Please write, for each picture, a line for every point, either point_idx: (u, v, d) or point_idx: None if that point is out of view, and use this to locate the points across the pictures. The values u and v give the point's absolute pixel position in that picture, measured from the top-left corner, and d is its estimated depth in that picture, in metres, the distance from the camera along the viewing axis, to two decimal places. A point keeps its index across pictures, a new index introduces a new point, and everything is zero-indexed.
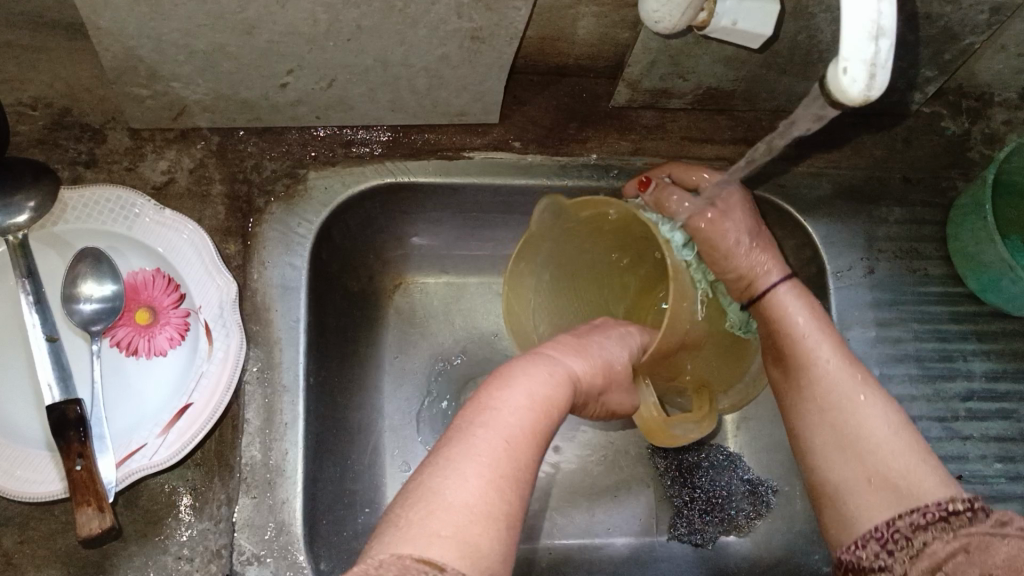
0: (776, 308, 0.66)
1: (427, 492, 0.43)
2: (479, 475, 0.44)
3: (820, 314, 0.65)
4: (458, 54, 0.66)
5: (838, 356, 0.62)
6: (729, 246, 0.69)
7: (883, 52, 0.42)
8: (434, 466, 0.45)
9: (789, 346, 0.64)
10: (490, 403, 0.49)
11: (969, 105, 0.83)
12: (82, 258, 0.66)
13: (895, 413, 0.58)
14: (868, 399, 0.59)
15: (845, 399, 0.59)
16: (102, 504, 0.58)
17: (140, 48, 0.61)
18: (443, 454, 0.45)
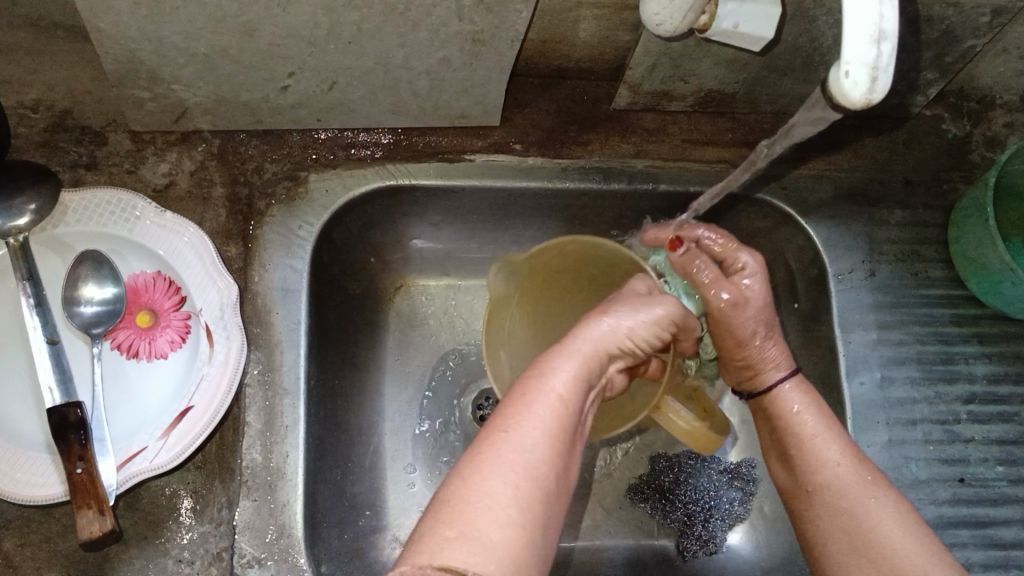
0: (777, 404, 0.64)
1: (451, 498, 0.43)
2: (506, 481, 0.44)
3: (824, 408, 0.63)
4: (460, 57, 0.66)
5: (844, 450, 0.59)
6: (745, 336, 0.65)
7: (885, 56, 0.42)
8: (463, 468, 0.45)
9: (792, 443, 0.61)
10: (518, 402, 0.49)
11: (970, 108, 0.83)
12: (82, 261, 0.66)
13: (909, 516, 0.55)
14: (880, 503, 0.56)
15: (857, 503, 0.56)
16: (103, 506, 0.58)
17: (141, 51, 0.61)
18: (472, 457, 0.46)
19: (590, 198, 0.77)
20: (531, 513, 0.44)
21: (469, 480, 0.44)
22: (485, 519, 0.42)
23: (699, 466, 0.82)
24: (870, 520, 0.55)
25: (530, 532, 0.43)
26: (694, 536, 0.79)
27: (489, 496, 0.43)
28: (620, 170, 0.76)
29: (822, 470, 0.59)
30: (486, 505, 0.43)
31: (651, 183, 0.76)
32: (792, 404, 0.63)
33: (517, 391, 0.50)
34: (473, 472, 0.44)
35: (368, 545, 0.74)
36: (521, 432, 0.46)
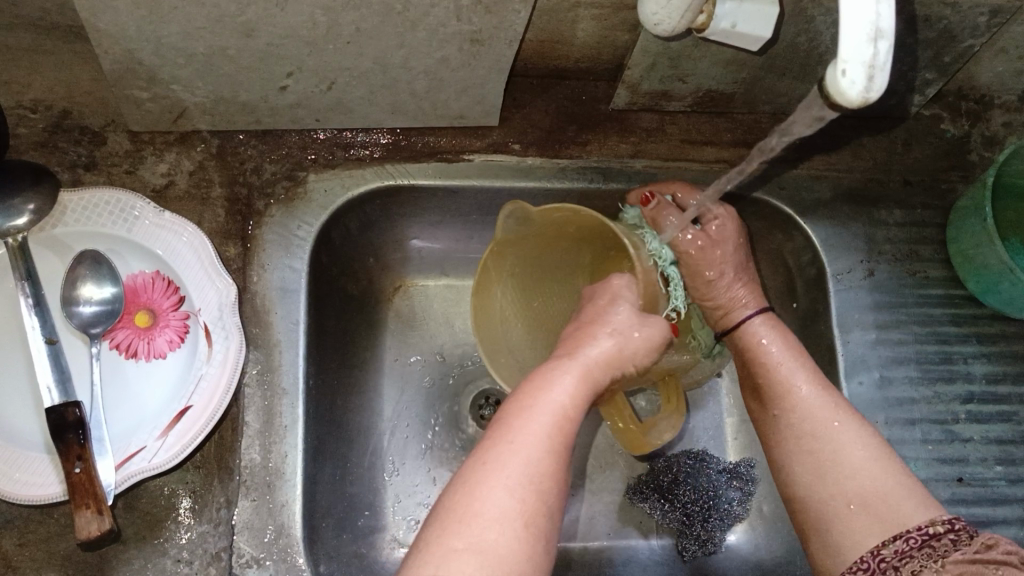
0: (749, 340, 0.69)
1: (460, 508, 0.47)
2: (505, 496, 0.48)
3: (791, 342, 0.68)
4: (458, 57, 0.66)
5: (811, 382, 0.64)
6: (711, 278, 0.71)
7: (882, 54, 0.42)
8: (465, 483, 0.49)
9: (763, 374, 0.66)
10: (516, 415, 0.52)
11: (968, 108, 0.83)
12: (80, 260, 0.66)
13: (871, 436, 0.59)
14: (843, 425, 0.60)
15: (823, 425, 0.61)
16: (102, 507, 0.58)
17: (140, 51, 0.61)
18: (475, 472, 0.49)
19: (589, 197, 0.77)
20: (534, 525, 0.48)
21: (475, 493, 0.48)
22: (493, 535, 0.46)
23: (699, 466, 0.82)
24: (832, 443, 0.59)
25: (532, 536, 0.47)
26: (693, 536, 0.79)
27: (493, 512, 0.47)
28: (618, 170, 0.76)
29: (789, 394, 0.64)
30: (493, 518, 0.47)
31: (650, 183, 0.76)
32: (767, 346, 0.67)
33: (516, 404, 0.53)
34: (479, 486, 0.48)
35: (366, 545, 0.74)
36: (523, 445, 0.50)
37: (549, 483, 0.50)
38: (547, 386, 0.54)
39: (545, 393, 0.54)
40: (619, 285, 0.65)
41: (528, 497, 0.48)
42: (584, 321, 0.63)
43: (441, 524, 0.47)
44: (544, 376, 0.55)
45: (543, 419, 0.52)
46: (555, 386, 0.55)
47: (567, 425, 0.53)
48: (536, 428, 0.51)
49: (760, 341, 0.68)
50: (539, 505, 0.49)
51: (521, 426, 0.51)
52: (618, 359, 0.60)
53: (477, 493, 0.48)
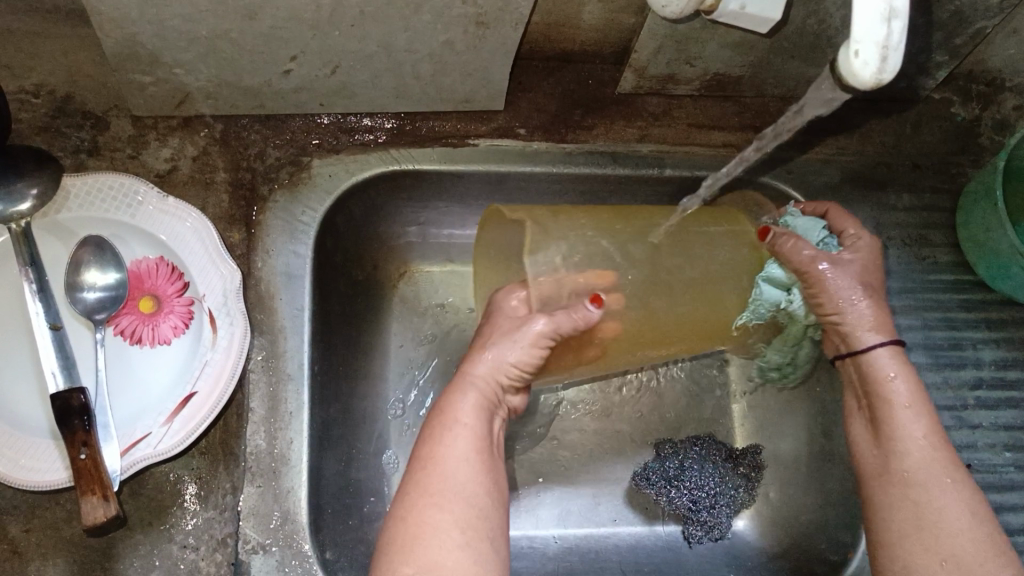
0: (869, 371, 0.62)
1: (399, 538, 0.52)
2: (437, 520, 0.52)
3: (918, 386, 0.61)
4: (463, 40, 0.65)
5: (927, 431, 0.59)
6: (838, 305, 0.63)
7: (896, 34, 0.41)
8: (400, 519, 0.53)
9: (881, 409, 0.61)
10: (428, 447, 0.57)
11: (979, 90, 0.82)
12: (84, 244, 0.65)
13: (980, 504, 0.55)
14: (957, 485, 0.56)
15: (933, 481, 0.56)
16: (107, 492, 0.58)
17: (142, 34, 0.60)
18: (405, 509, 0.53)
19: (595, 182, 0.77)
20: (473, 535, 0.52)
21: (411, 521, 0.52)
22: (435, 551, 0.50)
23: (705, 453, 0.82)
24: (936, 497, 0.56)
25: (473, 540, 0.51)
26: (699, 523, 0.79)
27: (444, 553, 0.50)
28: (625, 156, 0.76)
29: (904, 436, 0.59)
30: (441, 554, 0.50)
31: (657, 168, 0.76)
32: (892, 381, 0.61)
33: (431, 432, 0.58)
34: (418, 524, 0.52)
35: (373, 531, 0.73)
36: (447, 471, 0.55)
37: (477, 497, 0.54)
38: (450, 409, 0.59)
39: (448, 423, 0.58)
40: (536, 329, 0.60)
41: (470, 530, 0.52)
42: (484, 332, 0.64)
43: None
44: (450, 397, 0.60)
45: (455, 443, 0.56)
46: (456, 411, 0.59)
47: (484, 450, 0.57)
48: (451, 459, 0.55)
49: (889, 375, 0.62)
50: (486, 533, 0.53)
51: (446, 467, 0.55)
52: (504, 372, 0.62)
53: (414, 523, 0.52)
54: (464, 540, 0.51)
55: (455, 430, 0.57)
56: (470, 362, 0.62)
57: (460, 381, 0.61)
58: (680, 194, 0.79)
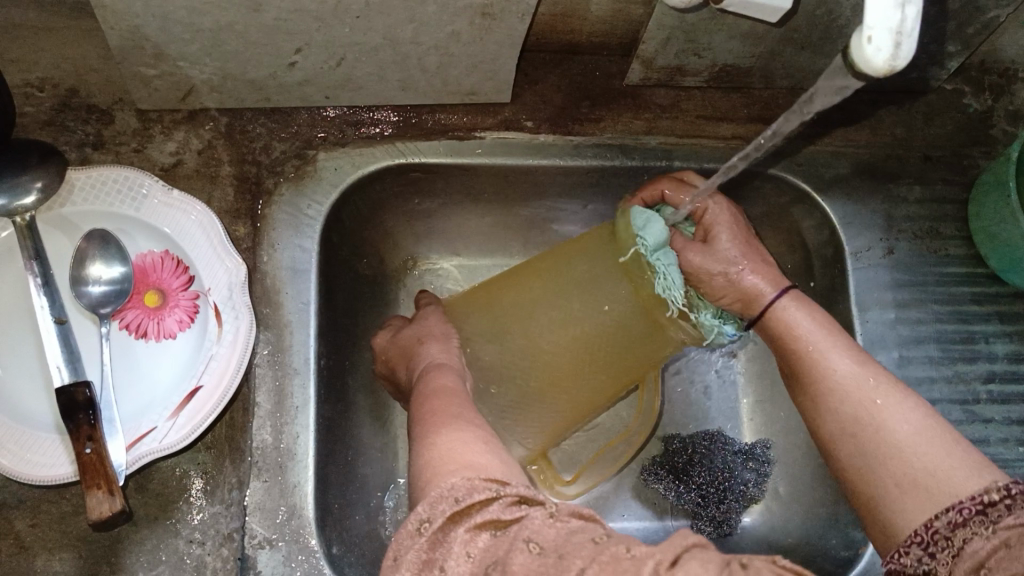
0: (778, 326, 0.63)
1: (423, 455, 0.48)
2: (463, 432, 0.49)
3: (825, 321, 0.61)
4: (469, 31, 0.64)
5: (847, 354, 0.58)
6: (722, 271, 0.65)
7: (910, 20, 0.41)
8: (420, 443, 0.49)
9: (800, 362, 0.59)
10: (426, 403, 0.55)
11: (991, 81, 0.81)
12: (89, 238, 0.65)
13: (918, 404, 0.52)
14: (887, 400, 0.53)
15: (863, 402, 0.54)
16: (112, 487, 0.58)
17: (146, 26, 0.60)
18: (420, 439, 0.50)
19: (603, 175, 0.76)
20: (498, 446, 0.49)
21: (431, 439, 0.49)
22: (468, 450, 0.47)
23: (714, 447, 0.81)
24: (874, 415, 0.53)
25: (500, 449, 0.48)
26: (708, 518, 0.78)
27: (474, 446, 0.47)
28: (632, 147, 0.75)
29: (821, 366, 0.58)
30: (463, 444, 0.47)
31: (666, 160, 0.75)
32: (798, 317, 0.62)
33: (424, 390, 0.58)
34: (438, 434, 0.49)
35: (379, 525, 0.73)
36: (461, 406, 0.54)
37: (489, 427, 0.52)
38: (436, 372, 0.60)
39: (435, 390, 0.57)
40: (449, 343, 0.66)
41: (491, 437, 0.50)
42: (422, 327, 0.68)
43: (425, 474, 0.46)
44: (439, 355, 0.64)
45: (455, 401, 0.55)
46: (443, 383, 0.58)
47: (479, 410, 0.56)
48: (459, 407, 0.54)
49: (785, 321, 0.62)
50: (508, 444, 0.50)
51: (455, 405, 0.54)
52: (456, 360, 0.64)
53: (435, 438, 0.49)
54: (485, 442, 0.48)
55: (447, 394, 0.56)
56: (426, 346, 0.65)
57: (436, 362, 0.62)
58: None
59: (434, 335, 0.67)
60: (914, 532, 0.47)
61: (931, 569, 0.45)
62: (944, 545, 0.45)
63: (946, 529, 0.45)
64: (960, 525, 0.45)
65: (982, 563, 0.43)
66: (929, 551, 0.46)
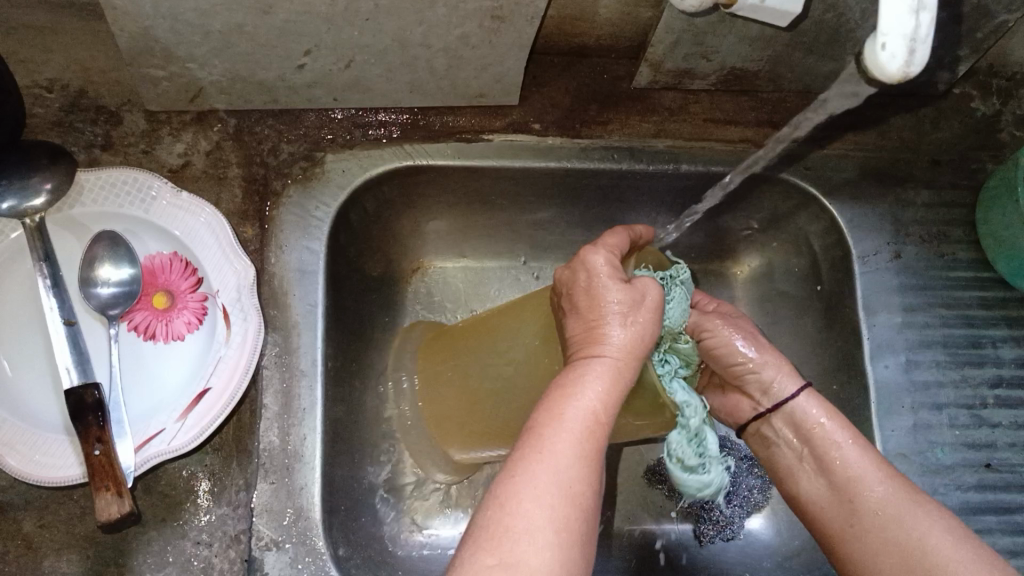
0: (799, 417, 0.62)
1: (491, 524, 0.44)
2: (541, 504, 0.45)
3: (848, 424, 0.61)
4: (479, 33, 0.65)
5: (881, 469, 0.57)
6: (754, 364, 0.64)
7: (924, 27, 0.41)
8: (494, 499, 0.46)
9: (836, 469, 0.58)
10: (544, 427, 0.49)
11: (999, 85, 0.81)
12: (98, 240, 0.65)
13: (960, 527, 0.52)
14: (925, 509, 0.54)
15: (900, 515, 0.54)
16: (121, 489, 0.58)
17: (156, 28, 0.60)
18: (503, 486, 0.46)
19: (610, 177, 0.76)
20: (566, 535, 0.44)
21: (508, 504, 0.45)
22: (523, 547, 0.43)
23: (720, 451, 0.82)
24: (914, 529, 0.53)
25: (565, 544, 0.44)
26: (712, 522, 0.79)
27: (529, 521, 0.44)
28: (640, 150, 0.75)
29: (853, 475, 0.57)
30: (525, 523, 0.44)
31: (674, 164, 0.75)
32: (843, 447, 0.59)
33: (540, 420, 0.49)
34: (510, 498, 0.45)
35: (385, 528, 0.73)
36: (550, 461, 0.46)
37: (586, 487, 0.47)
38: (567, 401, 0.50)
39: (560, 413, 0.49)
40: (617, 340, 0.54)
41: (568, 493, 0.46)
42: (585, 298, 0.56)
43: (474, 538, 0.44)
44: (567, 385, 0.51)
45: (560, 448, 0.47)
46: (582, 393, 0.50)
47: (578, 463, 0.47)
48: (568, 434, 0.48)
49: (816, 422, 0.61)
50: (577, 503, 0.46)
51: (552, 436, 0.48)
52: (637, 349, 0.54)
53: (513, 508, 0.44)
54: (554, 531, 0.44)
55: (575, 394, 0.50)
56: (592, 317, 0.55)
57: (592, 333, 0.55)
58: (697, 190, 0.79)
59: (609, 307, 0.55)
60: None
61: None
62: None
63: None
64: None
65: None
66: None
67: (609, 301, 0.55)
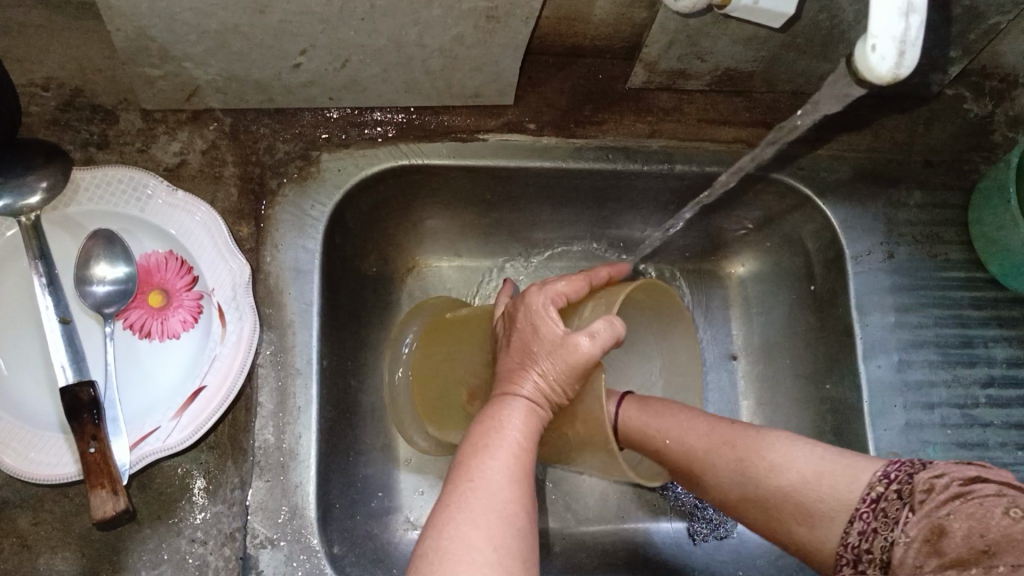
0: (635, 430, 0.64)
1: (430, 551, 0.46)
2: (474, 528, 0.47)
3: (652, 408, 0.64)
4: (474, 34, 0.65)
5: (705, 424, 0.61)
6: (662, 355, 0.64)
7: (914, 29, 0.41)
8: (431, 531, 0.48)
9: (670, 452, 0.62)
10: (472, 461, 0.51)
11: (992, 86, 0.81)
12: (94, 238, 0.65)
13: (795, 440, 0.56)
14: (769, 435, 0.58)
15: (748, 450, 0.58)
16: (116, 487, 0.58)
17: (152, 27, 0.60)
18: (438, 519, 0.48)
19: (604, 178, 0.76)
20: (505, 551, 0.46)
21: (444, 530, 0.47)
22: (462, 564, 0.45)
23: None
24: (761, 458, 0.57)
25: (503, 559, 0.46)
26: (704, 520, 0.80)
27: (464, 542, 0.46)
28: (635, 150, 0.75)
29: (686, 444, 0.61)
30: (461, 545, 0.46)
31: (668, 165, 0.75)
32: (663, 418, 0.63)
33: (468, 454, 0.52)
34: (446, 527, 0.47)
35: (380, 527, 0.73)
36: (481, 488, 0.49)
37: (518, 512, 0.49)
38: (491, 435, 0.53)
39: (484, 447, 0.52)
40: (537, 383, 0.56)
41: (499, 516, 0.48)
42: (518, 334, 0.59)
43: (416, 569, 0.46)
44: (492, 420, 0.54)
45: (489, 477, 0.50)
46: (504, 427, 0.54)
47: (506, 490, 0.49)
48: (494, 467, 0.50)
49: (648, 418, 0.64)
50: (508, 522, 0.48)
51: (479, 467, 0.50)
52: (558, 392, 0.56)
53: (447, 533, 0.47)
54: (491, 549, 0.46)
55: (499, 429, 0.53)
56: (519, 358, 0.58)
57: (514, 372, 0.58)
58: (691, 190, 0.79)
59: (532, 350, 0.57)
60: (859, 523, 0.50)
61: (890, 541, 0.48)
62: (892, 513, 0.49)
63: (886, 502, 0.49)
64: (872, 535, 0.49)
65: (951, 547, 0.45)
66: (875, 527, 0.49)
67: (535, 347, 0.57)
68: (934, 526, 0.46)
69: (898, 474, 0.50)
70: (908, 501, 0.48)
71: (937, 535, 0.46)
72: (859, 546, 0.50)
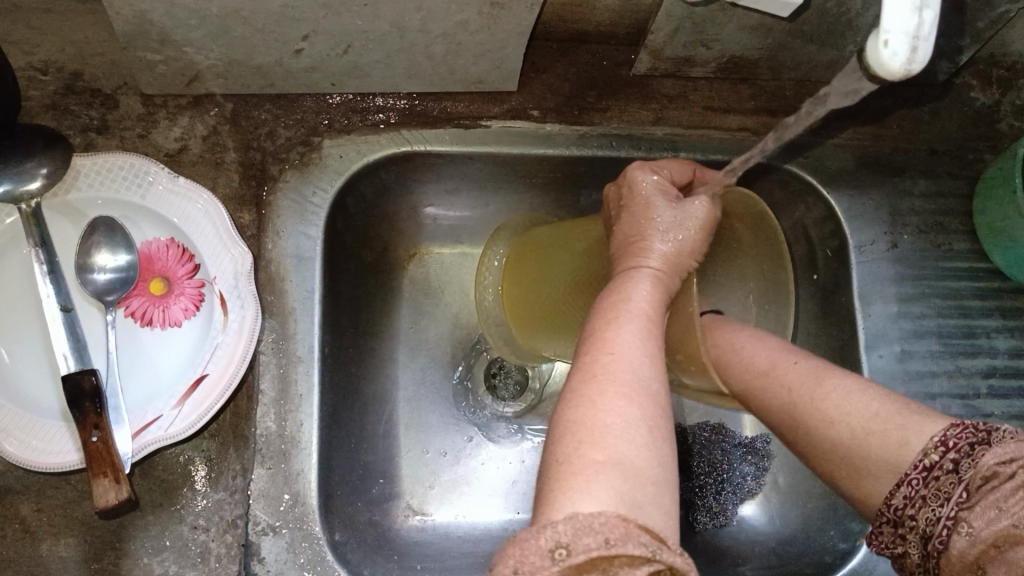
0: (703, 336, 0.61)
1: (585, 421, 0.41)
2: (626, 399, 0.42)
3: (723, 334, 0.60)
4: (478, 20, 0.64)
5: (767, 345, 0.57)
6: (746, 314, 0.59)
7: (927, 25, 0.41)
8: (576, 400, 0.43)
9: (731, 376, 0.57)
10: (603, 329, 0.47)
11: (999, 74, 0.80)
12: (95, 228, 0.65)
13: (866, 387, 0.50)
14: (836, 379, 0.51)
15: (811, 381, 0.53)
16: (119, 475, 0.58)
17: (152, 12, 0.59)
18: (586, 387, 0.43)
19: (608, 165, 0.76)
20: (658, 434, 0.42)
21: (597, 401, 0.42)
22: (625, 442, 0.40)
23: (715, 439, 0.82)
24: (823, 386, 0.52)
25: (657, 437, 0.42)
26: (705, 508, 0.79)
27: (622, 415, 0.42)
28: (640, 137, 0.75)
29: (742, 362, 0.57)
30: (618, 418, 0.41)
31: (672, 152, 0.75)
32: (729, 337, 0.59)
33: (597, 325, 0.48)
34: (597, 397, 0.42)
35: (381, 513, 0.73)
36: (624, 357, 0.45)
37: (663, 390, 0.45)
38: (620, 303, 0.49)
39: (622, 313, 0.48)
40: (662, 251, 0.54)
41: (646, 387, 0.44)
42: (625, 221, 0.57)
43: (566, 438, 0.41)
44: (619, 292, 0.51)
45: (630, 338, 0.46)
46: (632, 299, 0.49)
47: (651, 362, 0.45)
48: (631, 338, 0.46)
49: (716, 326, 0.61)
50: (654, 401, 0.44)
51: (614, 334, 0.46)
52: (678, 265, 0.54)
53: (600, 405, 0.42)
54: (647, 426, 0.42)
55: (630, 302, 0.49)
56: (634, 240, 0.55)
57: (631, 248, 0.55)
58: None
59: (648, 225, 0.55)
60: (900, 489, 0.46)
61: (938, 517, 0.43)
62: (949, 488, 0.43)
63: (940, 471, 0.44)
64: (919, 502, 0.45)
65: (999, 537, 0.40)
66: (923, 494, 0.44)
67: (654, 217, 0.55)
68: (1004, 528, 0.40)
69: (958, 443, 0.44)
70: (966, 479, 0.43)
71: (1004, 542, 0.40)
72: (904, 511, 0.45)
